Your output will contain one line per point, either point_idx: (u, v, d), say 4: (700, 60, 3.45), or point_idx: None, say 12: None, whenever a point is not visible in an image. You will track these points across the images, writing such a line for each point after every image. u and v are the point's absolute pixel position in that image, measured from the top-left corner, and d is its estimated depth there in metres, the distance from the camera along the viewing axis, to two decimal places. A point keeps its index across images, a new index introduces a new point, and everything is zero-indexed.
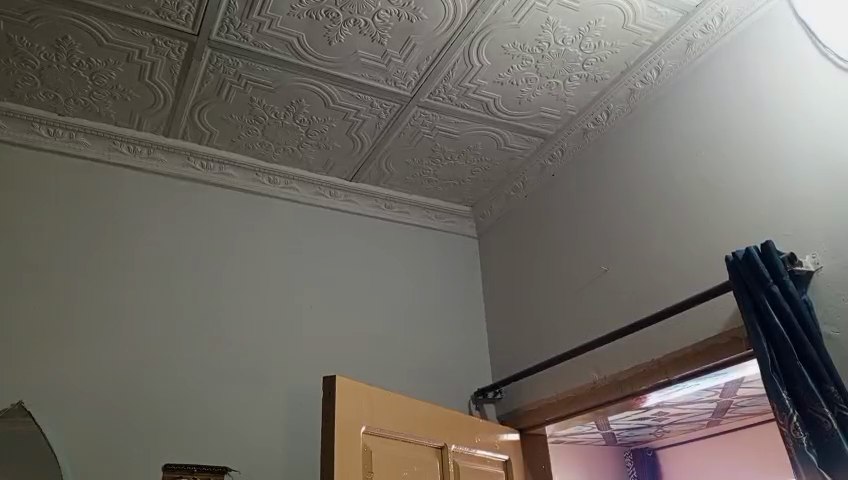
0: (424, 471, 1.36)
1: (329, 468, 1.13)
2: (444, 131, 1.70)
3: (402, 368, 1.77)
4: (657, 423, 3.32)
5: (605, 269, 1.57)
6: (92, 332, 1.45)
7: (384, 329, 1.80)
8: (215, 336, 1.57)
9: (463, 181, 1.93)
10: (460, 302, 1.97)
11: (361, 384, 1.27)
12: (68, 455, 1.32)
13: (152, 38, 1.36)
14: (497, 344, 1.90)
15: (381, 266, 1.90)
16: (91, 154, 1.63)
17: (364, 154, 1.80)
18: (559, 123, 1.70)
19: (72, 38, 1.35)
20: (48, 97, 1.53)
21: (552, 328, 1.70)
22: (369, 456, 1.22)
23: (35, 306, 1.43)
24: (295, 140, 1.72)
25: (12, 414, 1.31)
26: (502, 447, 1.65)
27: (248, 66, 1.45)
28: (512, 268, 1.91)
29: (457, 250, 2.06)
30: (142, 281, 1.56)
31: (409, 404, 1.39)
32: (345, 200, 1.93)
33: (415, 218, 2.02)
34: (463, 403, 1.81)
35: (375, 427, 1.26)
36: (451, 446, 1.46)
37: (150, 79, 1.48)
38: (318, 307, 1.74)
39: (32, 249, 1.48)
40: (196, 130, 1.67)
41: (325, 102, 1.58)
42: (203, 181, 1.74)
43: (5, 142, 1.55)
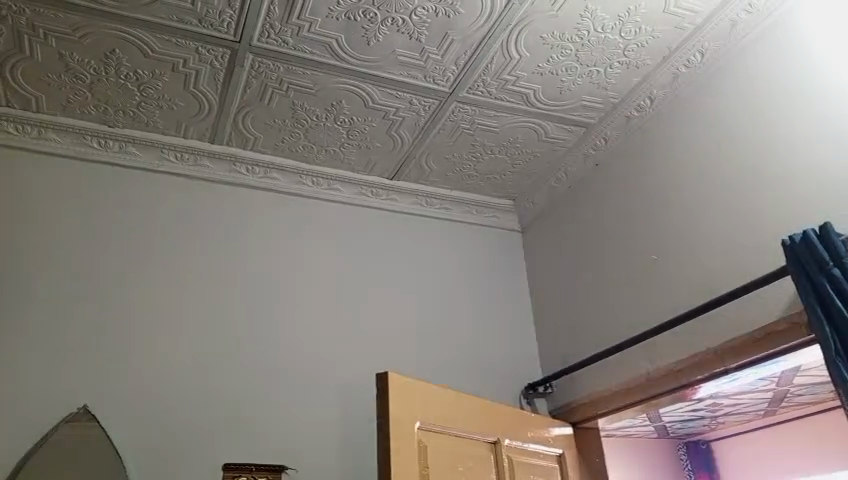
0: (478, 465, 1.35)
1: (386, 463, 1.14)
2: (484, 125, 1.69)
3: (451, 365, 1.77)
4: (711, 414, 3.24)
5: (655, 259, 1.53)
6: (149, 337, 1.50)
7: (430, 326, 1.80)
8: (265, 337, 1.60)
9: (504, 174, 1.92)
10: (505, 297, 1.96)
11: (413, 381, 1.27)
12: (131, 455, 1.36)
13: (196, 47, 1.39)
14: (546, 338, 1.88)
15: (426, 263, 1.90)
16: (141, 164, 1.67)
17: (404, 152, 1.80)
18: (602, 112, 1.68)
19: (120, 51, 1.39)
20: (99, 110, 1.57)
21: (601, 320, 1.67)
22: (424, 451, 1.22)
23: (94, 313, 1.48)
24: (337, 141, 1.73)
25: (78, 417, 1.36)
26: (555, 441, 1.64)
27: (289, 70, 1.47)
28: (557, 261, 1.89)
29: (501, 245, 2.05)
30: (194, 285, 1.60)
31: (462, 400, 1.39)
32: (387, 199, 1.94)
33: (457, 214, 2.02)
34: (513, 397, 1.80)
35: (429, 423, 1.26)
36: (503, 440, 1.46)
37: (194, 88, 1.52)
38: (364, 306, 1.75)
39: (89, 258, 1.53)
40: (241, 135, 1.70)
41: (365, 102, 1.59)
42: (248, 186, 1.77)
43: (61, 156, 1.61)
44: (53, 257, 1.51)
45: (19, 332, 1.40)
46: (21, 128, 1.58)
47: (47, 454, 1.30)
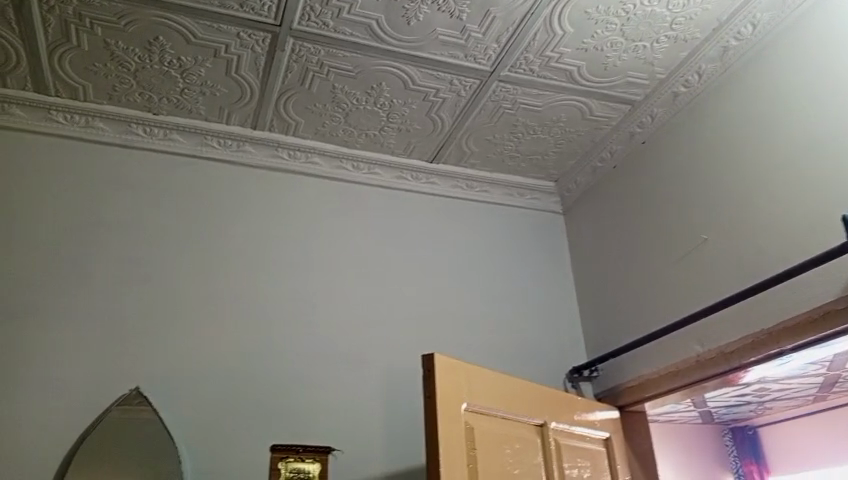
0: (525, 448, 1.34)
1: (433, 444, 1.13)
2: (526, 105, 1.66)
3: (494, 348, 1.75)
4: (757, 399, 3.16)
5: (704, 239, 1.49)
6: (196, 320, 1.52)
7: (473, 309, 1.79)
8: (309, 321, 1.61)
9: (546, 155, 1.89)
10: (548, 280, 1.93)
11: (459, 363, 1.26)
12: (183, 437, 1.39)
13: (237, 32, 1.40)
14: (591, 321, 1.85)
15: (467, 246, 1.89)
16: (185, 151, 1.70)
17: (444, 134, 1.78)
18: (647, 88, 1.63)
19: (163, 38, 1.40)
20: (144, 98, 1.60)
21: (647, 302, 1.64)
22: (471, 432, 1.22)
23: (143, 298, 1.51)
24: (377, 125, 1.73)
25: (130, 399, 1.39)
26: (602, 425, 1.61)
27: (329, 53, 1.46)
28: (601, 243, 1.85)
29: (543, 228, 2.02)
30: (239, 270, 1.61)
31: (508, 382, 1.37)
32: (428, 182, 1.92)
33: (498, 197, 2.00)
34: (558, 381, 1.78)
35: (475, 405, 1.25)
36: (550, 423, 1.44)
37: (236, 73, 1.52)
38: (406, 290, 1.74)
39: (137, 243, 1.56)
40: (282, 121, 1.70)
41: (405, 84, 1.57)
42: (289, 172, 1.78)
43: (108, 144, 1.64)
44: (102, 244, 1.54)
45: (72, 317, 1.44)
46: (69, 117, 1.61)
47: (102, 436, 1.33)
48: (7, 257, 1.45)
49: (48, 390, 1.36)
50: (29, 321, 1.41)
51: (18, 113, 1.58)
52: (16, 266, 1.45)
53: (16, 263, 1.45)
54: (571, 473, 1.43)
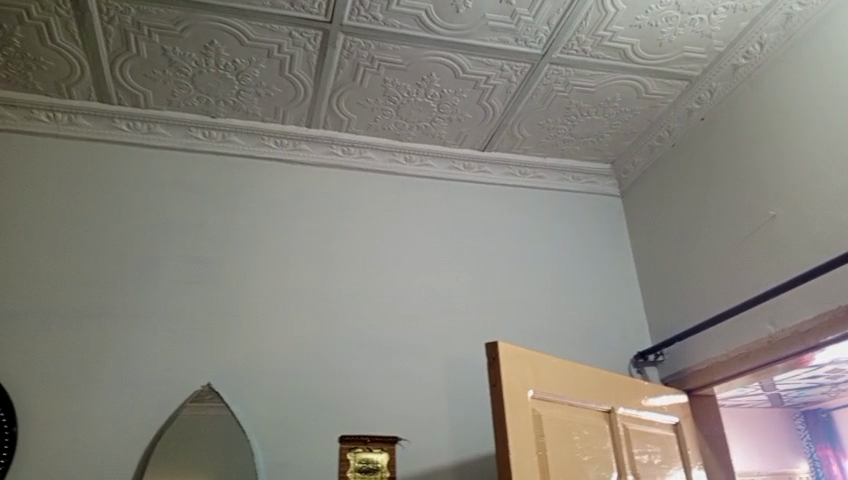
0: (593, 434, 1.33)
1: (501, 432, 1.12)
2: (579, 87, 1.63)
3: (556, 335, 1.73)
4: (830, 381, 3.05)
5: (773, 215, 1.43)
6: (262, 316, 1.56)
7: (531, 296, 1.77)
8: (370, 314, 1.63)
9: (602, 136, 1.85)
10: (608, 264, 1.90)
11: (524, 350, 1.25)
12: (254, 431, 1.43)
13: (289, 31, 1.41)
14: (654, 305, 1.81)
15: (523, 234, 1.87)
16: (243, 152, 1.73)
17: (496, 122, 1.77)
18: (705, 62, 1.58)
19: (218, 42, 1.43)
20: (202, 102, 1.64)
21: (713, 283, 1.59)
22: (538, 419, 1.21)
23: (210, 297, 1.55)
24: (428, 116, 1.72)
25: (203, 395, 1.43)
26: (671, 410, 1.58)
27: (379, 47, 1.47)
28: (662, 224, 1.81)
29: (600, 211, 1.99)
30: (299, 266, 1.64)
31: (573, 368, 1.36)
32: (481, 171, 1.92)
33: (553, 182, 1.97)
34: (623, 366, 1.75)
35: (541, 392, 1.24)
36: (618, 409, 1.42)
37: (289, 73, 1.55)
38: (464, 279, 1.74)
39: (201, 243, 1.61)
40: (335, 117, 1.72)
41: (456, 73, 1.57)
42: (344, 167, 1.80)
43: (169, 149, 1.69)
44: (169, 246, 1.59)
45: (144, 318, 1.49)
46: (132, 125, 1.67)
47: (178, 432, 1.38)
48: (82, 263, 1.52)
49: (126, 388, 1.42)
50: (105, 323, 1.47)
51: (84, 123, 1.64)
52: (90, 271, 1.52)
53: (90, 267, 1.52)
54: (641, 460, 1.41)
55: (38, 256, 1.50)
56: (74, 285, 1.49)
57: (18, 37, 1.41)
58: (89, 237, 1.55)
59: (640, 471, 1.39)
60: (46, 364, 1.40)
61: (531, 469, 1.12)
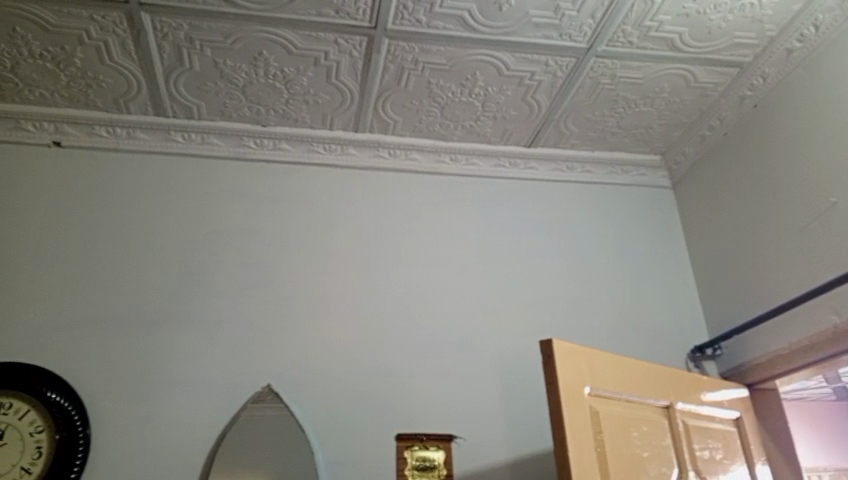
0: (652, 431, 1.31)
1: (559, 429, 1.12)
2: (626, 78, 1.61)
3: (609, 331, 1.72)
4: None
5: (833, 202, 1.38)
6: (317, 319, 1.59)
7: (583, 292, 1.76)
8: (422, 313, 1.64)
9: (650, 128, 1.82)
10: (661, 257, 1.87)
11: (579, 347, 1.24)
12: (314, 431, 1.46)
13: (335, 38, 1.44)
14: (710, 298, 1.78)
15: (572, 229, 1.86)
16: (293, 158, 1.77)
17: (541, 118, 1.76)
18: (757, 48, 1.53)
19: (266, 52, 1.47)
20: (252, 111, 1.68)
21: (772, 274, 1.55)
22: (596, 416, 1.20)
23: (266, 300, 1.59)
24: (473, 115, 1.73)
25: (263, 396, 1.47)
26: (732, 404, 1.55)
27: (424, 49, 1.48)
28: (717, 215, 1.77)
29: (651, 203, 1.96)
30: (351, 268, 1.67)
31: (629, 364, 1.34)
32: (527, 167, 1.91)
33: (601, 176, 1.95)
34: (680, 361, 1.72)
35: (597, 389, 1.23)
36: (676, 404, 1.40)
37: (336, 79, 1.57)
38: (514, 277, 1.74)
39: (256, 248, 1.65)
40: (381, 121, 1.74)
41: (500, 71, 1.57)
42: (391, 169, 1.82)
43: (223, 158, 1.74)
44: (226, 252, 1.64)
45: (205, 322, 1.54)
46: (187, 136, 1.73)
47: (241, 432, 1.43)
48: (145, 271, 1.58)
49: (191, 391, 1.47)
50: (169, 328, 1.53)
51: (142, 137, 1.71)
52: (153, 279, 1.58)
53: (153, 275, 1.58)
54: (703, 455, 1.39)
55: (104, 265, 1.57)
56: (138, 293, 1.55)
57: (79, 57, 1.47)
58: (150, 245, 1.61)
59: (702, 468, 1.37)
60: (115, 369, 1.46)
61: (591, 466, 1.12)
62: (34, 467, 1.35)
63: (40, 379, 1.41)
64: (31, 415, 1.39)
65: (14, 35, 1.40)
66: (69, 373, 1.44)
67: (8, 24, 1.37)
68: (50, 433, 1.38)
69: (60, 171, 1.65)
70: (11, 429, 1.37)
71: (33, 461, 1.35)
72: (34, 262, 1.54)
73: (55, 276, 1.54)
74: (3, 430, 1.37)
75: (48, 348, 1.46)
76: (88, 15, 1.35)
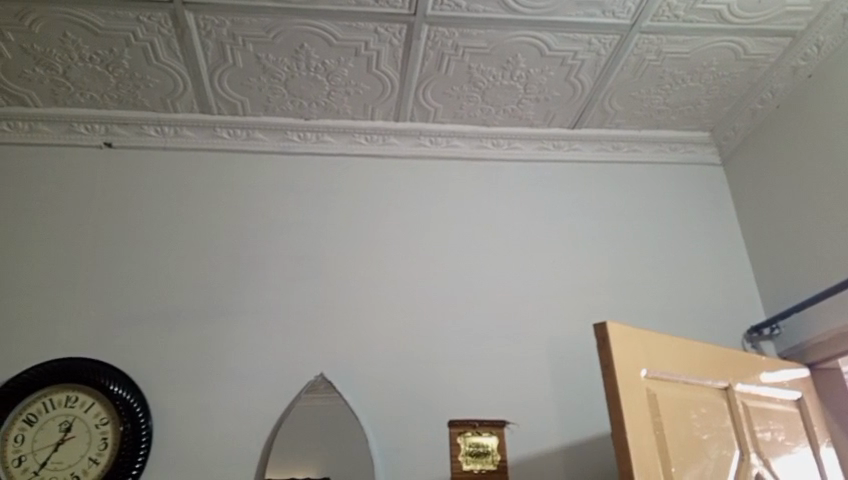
0: (712, 413, 1.28)
1: (616, 413, 1.11)
2: (672, 54, 1.57)
3: (662, 312, 1.69)
4: None
5: None
6: (366, 307, 1.60)
7: (633, 274, 1.73)
8: (470, 299, 1.64)
9: (698, 103, 1.77)
10: (712, 236, 1.82)
11: (635, 330, 1.22)
12: (367, 418, 1.48)
13: (375, 27, 1.44)
14: (767, 276, 1.72)
15: (619, 210, 1.82)
16: (336, 150, 1.79)
17: (585, 98, 1.72)
18: (811, 15, 1.47)
19: (307, 45, 1.48)
20: (295, 105, 1.70)
21: (831, 249, 1.49)
22: (654, 400, 1.18)
23: (316, 291, 1.61)
24: (515, 99, 1.71)
25: (317, 385, 1.50)
26: (793, 385, 1.50)
27: (464, 34, 1.47)
28: (770, 191, 1.71)
29: (701, 181, 1.91)
30: (397, 257, 1.67)
31: (686, 345, 1.31)
32: (572, 149, 1.88)
33: (648, 155, 1.91)
34: (736, 341, 1.68)
35: (654, 371, 1.21)
36: (735, 386, 1.37)
37: (377, 69, 1.57)
38: (561, 261, 1.72)
39: (304, 240, 1.67)
40: (422, 108, 1.74)
41: (542, 52, 1.54)
42: (434, 156, 1.82)
43: (268, 152, 1.77)
44: (274, 245, 1.66)
45: (258, 315, 1.57)
46: (233, 133, 1.75)
47: (296, 421, 1.45)
48: (196, 266, 1.61)
49: (247, 381, 1.50)
50: (223, 321, 1.56)
51: (190, 135, 1.74)
52: (206, 274, 1.61)
53: (205, 269, 1.61)
54: (764, 437, 1.36)
55: (158, 261, 1.61)
56: (192, 287, 1.59)
57: (126, 58, 1.51)
58: (201, 240, 1.65)
59: (763, 450, 1.34)
60: (173, 361, 1.50)
61: (649, 449, 1.10)
62: (101, 457, 1.40)
63: (103, 373, 1.45)
64: (96, 408, 1.44)
65: (65, 40, 1.44)
66: (130, 367, 1.49)
67: (58, 30, 1.41)
68: (115, 425, 1.43)
69: (111, 171, 1.70)
70: (78, 421, 1.43)
71: (100, 452, 1.40)
72: (92, 260, 1.59)
73: (113, 274, 1.58)
74: (71, 422, 1.42)
75: (109, 343, 1.51)
76: (134, 17, 1.38)
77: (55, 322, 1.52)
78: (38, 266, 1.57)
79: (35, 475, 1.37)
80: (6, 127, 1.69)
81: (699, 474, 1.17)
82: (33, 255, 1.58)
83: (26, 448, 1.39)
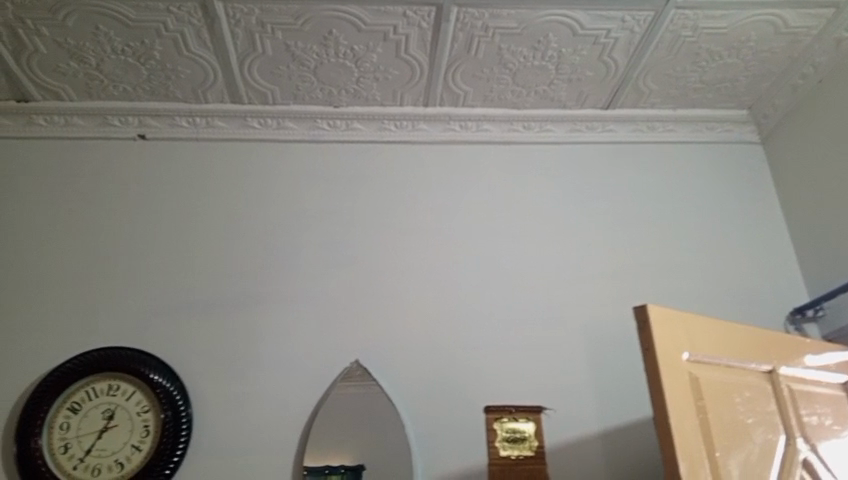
0: (756, 397, 1.25)
1: (658, 397, 1.09)
2: (709, 29, 1.53)
3: (700, 295, 1.65)
4: None
5: None
6: (399, 294, 1.60)
7: (670, 257, 1.70)
8: (504, 284, 1.63)
9: (736, 80, 1.72)
10: (752, 216, 1.77)
11: (675, 312, 1.19)
12: (403, 404, 1.48)
13: (403, 10, 1.43)
14: (810, 256, 1.67)
15: (654, 192, 1.79)
16: (366, 138, 1.78)
17: (618, 78, 1.69)
18: None
19: (336, 30, 1.47)
20: (324, 92, 1.69)
21: None
22: (697, 383, 1.15)
23: (349, 279, 1.61)
24: (546, 80, 1.68)
25: (352, 372, 1.50)
26: (839, 367, 1.46)
27: (494, 15, 1.45)
28: (813, 168, 1.66)
29: (740, 161, 1.85)
30: (429, 243, 1.66)
31: (728, 328, 1.28)
32: (605, 130, 1.84)
33: (684, 135, 1.86)
34: (778, 323, 1.64)
35: (696, 355, 1.18)
36: (779, 368, 1.34)
37: (406, 53, 1.56)
38: (596, 244, 1.70)
39: (336, 227, 1.67)
40: (452, 93, 1.72)
41: (573, 31, 1.51)
42: (464, 141, 1.80)
43: (298, 140, 1.77)
44: (307, 233, 1.66)
45: (293, 303, 1.58)
46: (264, 122, 1.76)
47: (333, 407, 1.46)
48: (231, 255, 1.63)
49: (283, 368, 1.51)
50: (258, 310, 1.57)
51: (221, 125, 1.75)
52: (241, 263, 1.62)
53: (239, 258, 1.62)
54: (810, 421, 1.32)
55: (192, 251, 1.62)
56: (227, 277, 1.60)
57: (157, 50, 1.52)
58: (234, 230, 1.65)
59: (810, 434, 1.30)
60: (210, 350, 1.52)
61: (692, 433, 1.08)
62: (143, 444, 1.42)
63: (143, 362, 1.48)
64: (137, 396, 1.46)
65: (97, 33, 1.46)
66: (169, 355, 1.51)
67: (91, 23, 1.43)
68: (155, 412, 1.45)
69: (145, 163, 1.71)
70: (121, 409, 1.45)
71: (142, 439, 1.43)
72: (130, 252, 1.61)
73: (149, 265, 1.60)
74: (113, 410, 1.45)
75: (147, 332, 1.53)
76: (164, 7, 1.39)
77: (95, 313, 1.54)
78: (76, 258, 1.60)
79: (80, 461, 1.40)
80: (42, 122, 1.71)
81: (744, 458, 1.15)
82: (72, 248, 1.61)
83: (71, 436, 1.42)
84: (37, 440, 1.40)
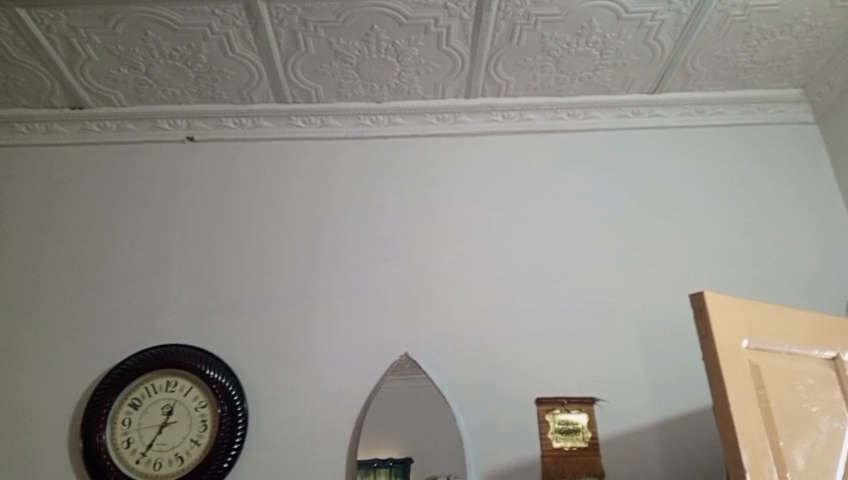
0: (820, 385, 1.21)
1: (717, 386, 1.06)
2: (760, 7, 1.48)
3: (756, 281, 1.61)
4: None
5: None
6: (447, 287, 1.60)
7: (723, 243, 1.65)
8: (552, 275, 1.61)
9: (789, 58, 1.66)
10: (809, 199, 1.71)
11: (734, 298, 1.16)
12: (454, 397, 1.48)
13: (444, 2, 1.42)
14: None
15: (705, 177, 1.74)
16: (409, 132, 1.78)
17: (665, 61, 1.65)
18: None
19: (378, 26, 1.48)
20: (367, 88, 1.70)
21: None
22: (758, 371, 1.12)
23: (396, 273, 1.62)
24: (590, 66, 1.65)
25: (402, 365, 1.51)
26: None
27: (536, 2, 1.43)
28: None
29: (795, 142, 1.79)
30: (475, 235, 1.66)
31: (790, 314, 1.24)
32: (652, 115, 1.80)
33: (735, 117, 1.81)
34: (839, 309, 1.58)
35: (756, 342, 1.15)
36: (844, 356, 1.29)
37: (447, 46, 1.55)
38: (646, 232, 1.66)
39: (382, 223, 1.68)
40: (494, 83, 1.70)
41: (618, 15, 1.48)
42: (508, 132, 1.78)
43: (342, 137, 1.78)
44: (353, 229, 1.67)
45: (341, 299, 1.59)
46: (308, 120, 1.78)
47: (384, 401, 1.47)
48: (279, 252, 1.65)
49: (334, 363, 1.53)
50: (307, 306, 1.59)
51: (266, 125, 1.77)
52: (289, 259, 1.64)
53: (288, 255, 1.65)
54: None
55: (242, 249, 1.66)
56: (276, 274, 1.63)
57: (204, 53, 1.55)
58: (282, 227, 1.68)
59: None
60: (262, 346, 1.55)
61: (754, 423, 1.05)
62: (201, 439, 1.46)
63: (199, 358, 1.51)
64: (195, 392, 1.50)
65: (146, 38, 1.49)
66: (223, 352, 1.54)
67: (140, 29, 1.46)
68: (212, 408, 1.48)
69: (194, 164, 1.75)
70: (179, 405, 1.49)
71: (200, 434, 1.46)
72: (182, 251, 1.65)
73: (201, 264, 1.64)
74: (172, 406, 1.49)
75: (202, 329, 1.57)
76: (209, 11, 1.42)
77: (152, 312, 1.59)
78: (132, 258, 1.65)
79: (142, 455, 1.45)
80: (96, 127, 1.77)
81: (809, 448, 1.12)
82: (127, 249, 1.66)
83: (133, 431, 1.47)
84: (102, 435, 1.45)
